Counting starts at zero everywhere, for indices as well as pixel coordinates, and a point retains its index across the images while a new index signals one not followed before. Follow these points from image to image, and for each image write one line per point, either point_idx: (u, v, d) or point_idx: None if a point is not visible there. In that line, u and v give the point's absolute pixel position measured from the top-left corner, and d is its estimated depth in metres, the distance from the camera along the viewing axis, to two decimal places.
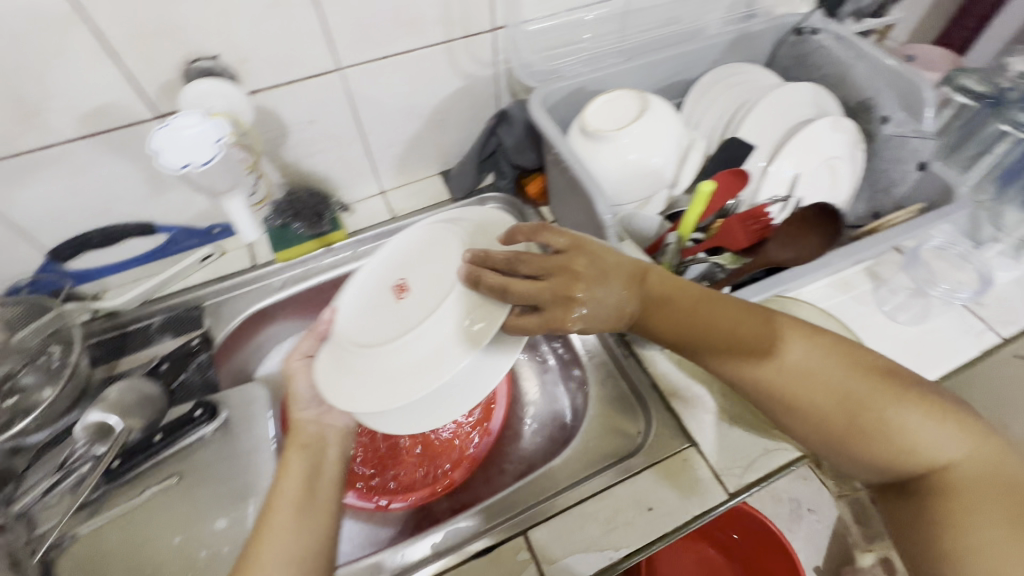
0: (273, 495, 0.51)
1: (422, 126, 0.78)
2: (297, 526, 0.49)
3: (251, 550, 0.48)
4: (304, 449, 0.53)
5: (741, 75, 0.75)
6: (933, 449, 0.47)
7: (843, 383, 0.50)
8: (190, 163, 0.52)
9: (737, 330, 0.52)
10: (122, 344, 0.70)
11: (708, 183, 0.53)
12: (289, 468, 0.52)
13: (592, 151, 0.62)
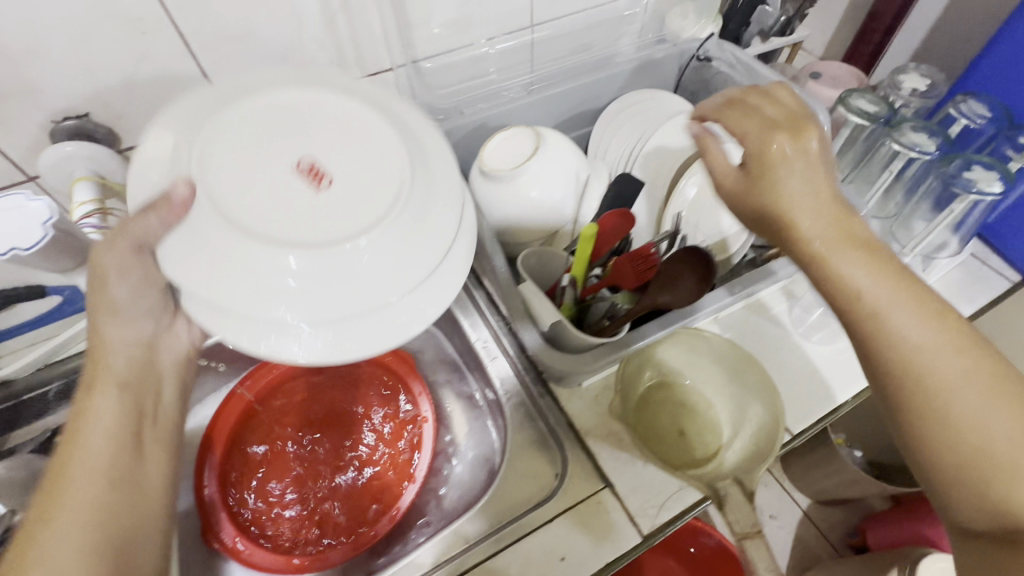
0: (76, 435, 0.42)
1: None
2: (111, 457, 0.43)
3: (54, 479, 0.40)
4: (122, 364, 0.47)
5: (647, 101, 0.75)
6: (1016, 478, 0.36)
7: (946, 353, 0.40)
8: None
9: (837, 242, 0.44)
10: (16, 417, 0.66)
11: (591, 228, 0.54)
12: (102, 380, 0.45)
13: (493, 192, 0.61)
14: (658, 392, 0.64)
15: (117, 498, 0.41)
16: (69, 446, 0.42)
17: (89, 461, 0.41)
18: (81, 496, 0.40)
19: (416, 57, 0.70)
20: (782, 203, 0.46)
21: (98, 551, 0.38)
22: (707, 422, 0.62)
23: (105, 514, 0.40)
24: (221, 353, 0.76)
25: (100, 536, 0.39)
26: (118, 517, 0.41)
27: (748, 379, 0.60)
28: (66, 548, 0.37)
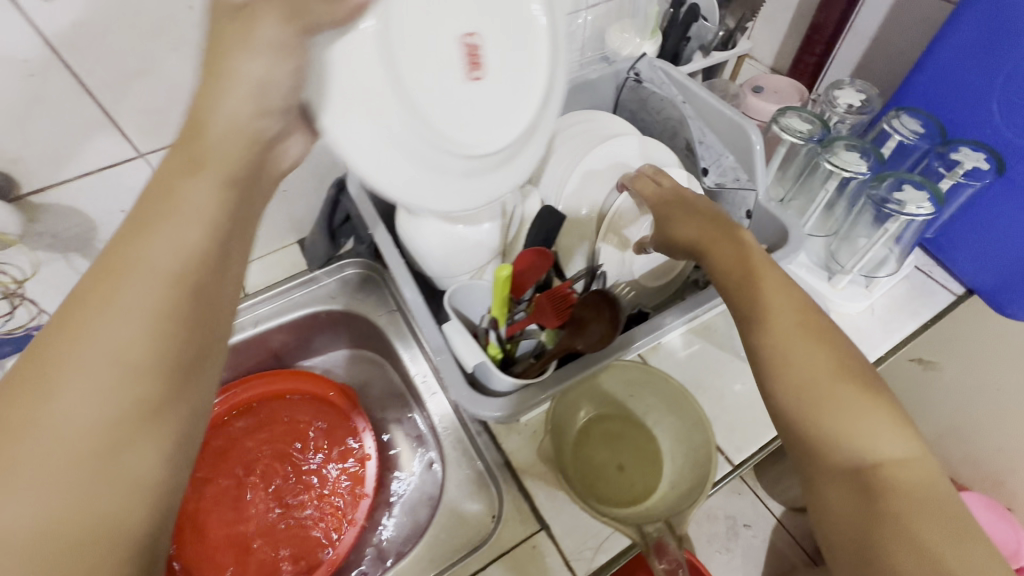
0: (71, 327, 0.29)
1: None
2: (132, 349, 0.30)
3: (25, 396, 0.28)
4: (173, 240, 0.32)
5: (585, 122, 0.72)
6: (833, 412, 0.40)
7: (789, 311, 0.44)
8: None
9: (710, 234, 0.51)
10: None
11: (503, 269, 0.51)
12: (120, 250, 0.31)
13: (418, 227, 0.59)
14: (597, 425, 0.62)
15: (115, 407, 0.29)
16: (81, 339, 0.29)
17: (86, 372, 0.28)
18: (14, 431, 0.27)
19: None
20: (674, 223, 0.55)
21: (70, 500, 0.27)
22: (646, 457, 0.60)
23: (64, 450, 0.27)
24: None
25: (63, 494, 0.27)
26: (113, 452, 0.28)
27: (683, 412, 0.58)
28: (1, 497, 0.26)
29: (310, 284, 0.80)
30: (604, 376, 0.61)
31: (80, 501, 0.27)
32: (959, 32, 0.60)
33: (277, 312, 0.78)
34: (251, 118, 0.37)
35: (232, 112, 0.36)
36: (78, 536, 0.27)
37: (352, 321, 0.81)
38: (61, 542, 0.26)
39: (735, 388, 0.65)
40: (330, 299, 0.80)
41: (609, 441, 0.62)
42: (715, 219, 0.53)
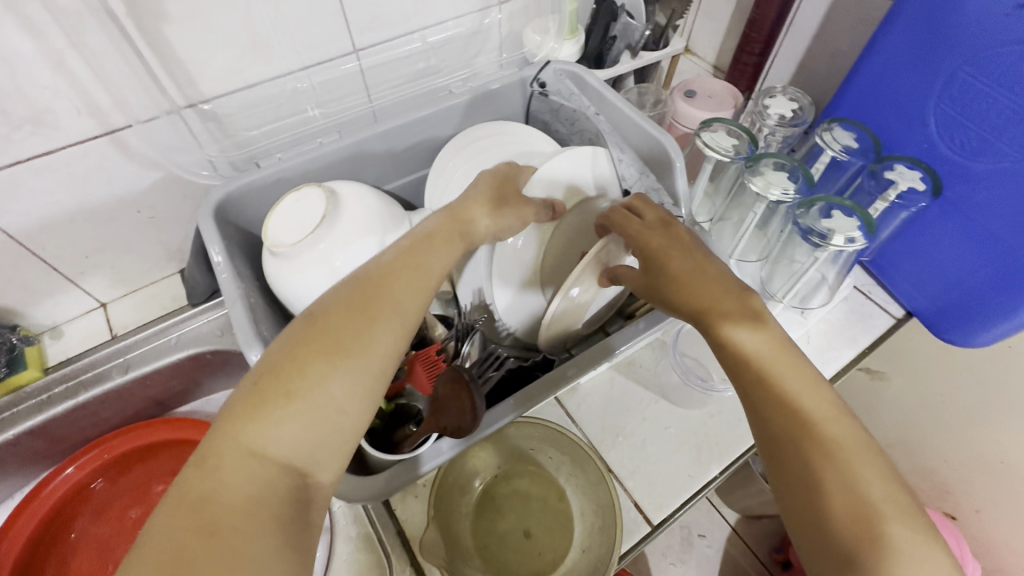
0: (361, 311, 0.38)
1: (127, 227, 0.65)
2: (388, 345, 0.38)
3: (313, 346, 0.36)
4: (423, 275, 0.42)
5: (492, 138, 0.65)
6: (889, 551, 0.32)
7: (824, 414, 0.37)
8: None
9: (723, 303, 0.42)
10: None
11: None
12: (394, 272, 0.41)
13: (287, 275, 0.51)
14: (503, 484, 0.56)
15: (366, 387, 0.37)
16: (358, 319, 0.38)
17: (332, 378, 0.36)
18: (310, 377, 0.35)
19: (198, 97, 0.58)
20: (678, 285, 0.44)
21: (319, 440, 0.35)
22: (556, 519, 0.54)
23: (333, 405, 0.35)
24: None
25: (316, 438, 0.35)
26: (349, 420, 0.36)
27: (588, 469, 0.52)
28: (293, 419, 0.34)
29: (195, 321, 0.70)
30: (508, 428, 0.55)
31: (325, 443, 0.35)
32: (892, 38, 0.55)
33: (153, 353, 0.68)
34: (492, 217, 0.49)
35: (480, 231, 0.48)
36: (308, 469, 0.35)
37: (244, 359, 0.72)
38: (301, 466, 0.34)
39: (661, 433, 0.59)
40: (217, 338, 0.70)
41: (516, 503, 0.55)
42: (720, 282, 0.44)
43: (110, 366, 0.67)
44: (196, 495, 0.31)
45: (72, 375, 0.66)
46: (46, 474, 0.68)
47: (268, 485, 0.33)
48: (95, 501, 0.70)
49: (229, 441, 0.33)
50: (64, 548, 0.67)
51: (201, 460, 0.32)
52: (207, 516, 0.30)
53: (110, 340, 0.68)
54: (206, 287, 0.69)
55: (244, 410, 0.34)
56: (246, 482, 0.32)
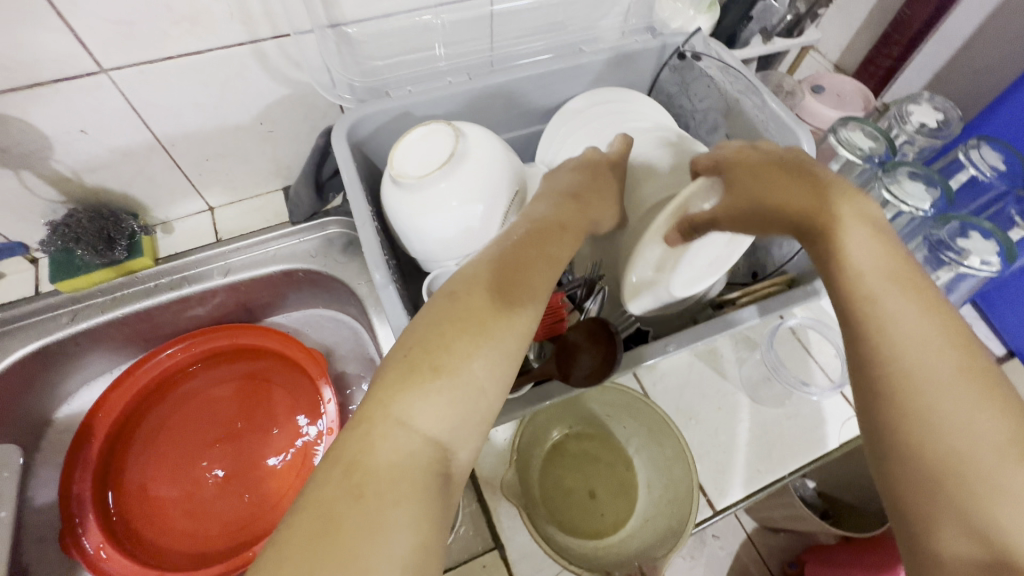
0: (500, 286, 0.37)
1: (247, 139, 0.67)
2: (523, 321, 0.37)
3: (451, 321, 0.35)
4: (554, 251, 0.41)
5: (613, 103, 0.65)
6: (992, 489, 0.30)
7: (934, 347, 0.34)
8: None
9: (825, 209, 0.40)
10: None
11: None
12: (528, 248, 0.39)
13: (406, 204, 0.52)
14: (573, 443, 0.58)
15: (503, 368, 0.36)
16: (494, 297, 0.36)
17: (473, 356, 0.35)
18: (449, 356, 0.34)
19: (341, 19, 0.58)
20: (765, 192, 0.42)
21: (459, 417, 0.34)
22: (621, 484, 0.55)
23: (475, 382, 0.34)
24: (106, 336, 0.69)
25: (460, 416, 0.34)
26: (486, 398, 0.35)
27: (666, 444, 0.52)
28: (439, 393, 0.33)
29: (291, 240, 0.73)
30: (589, 392, 0.56)
31: (460, 420, 0.34)
32: None
33: (250, 265, 0.72)
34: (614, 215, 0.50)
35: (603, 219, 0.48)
36: (452, 447, 0.34)
37: (331, 285, 0.75)
38: (444, 443, 0.33)
39: (733, 424, 0.59)
40: (309, 259, 0.73)
41: (584, 463, 0.57)
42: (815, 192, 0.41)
43: (209, 268, 0.71)
44: (351, 455, 0.31)
45: (176, 270, 0.69)
46: (148, 353, 0.73)
47: (416, 453, 0.32)
48: (185, 387, 0.75)
49: (382, 407, 0.33)
50: (152, 421, 0.73)
51: (359, 422, 0.33)
52: (359, 477, 0.30)
53: (213, 243, 0.71)
54: (308, 206, 0.72)
55: (392, 380, 0.33)
56: (394, 451, 0.32)
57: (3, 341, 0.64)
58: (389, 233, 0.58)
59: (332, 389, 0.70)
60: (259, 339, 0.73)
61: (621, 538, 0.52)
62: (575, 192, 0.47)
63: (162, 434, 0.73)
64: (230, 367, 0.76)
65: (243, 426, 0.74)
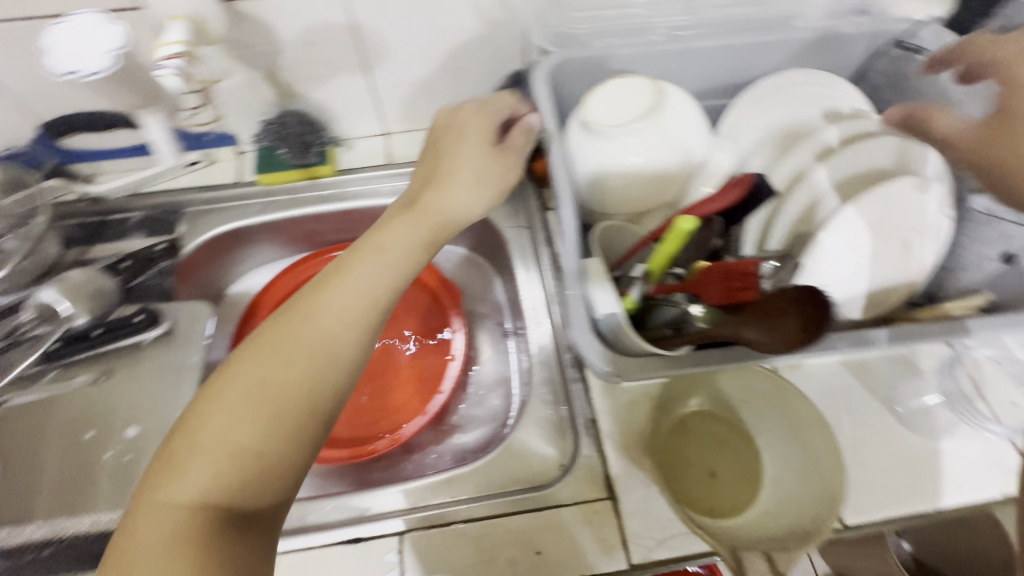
0: (275, 330, 0.42)
1: (436, 72, 0.71)
2: (340, 360, 0.42)
3: (232, 369, 0.40)
4: (356, 297, 0.44)
5: (812, 86, 0.61)
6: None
7: None
8: (79, 71, 0.52)
9: None
10: (99, 232, 0.72)
11: (686, 222, 0.45)
12: (314, 292, 0.44)
13: (591, 152, 0.52)
14: (699, 421, 0.57)
15: (263, 415, 0.38)
16: (262, 352, 0.41)
17: (224, 402, 0.39)
18: (209, 425, 0.38)
19: None
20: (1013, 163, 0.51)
21: (217, 473, 0.36)
22: (744, 472, 0.54)
23: (237, 434, 0.38)
24: (283, 231, 0.77)
25: (228, 471, 0.37)
26: (263, 450, 0.38)
27: (809, 442, 0.50)
28: (193, 458, 0.37)
29: None
30: (728, 374, 0.55)
31: (238, 485, 0.37)
32: None
33: None
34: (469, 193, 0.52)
35: (473, 204, 0.52)
36: (219, 503, 0.36)
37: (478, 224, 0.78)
38: (212, 502, 0.36)
39: (876, 446, 0.55)
40: None
41: (708, 443, 0.56)
42: None
43: (376, 187, 0.76)
44: (120, 545, 0.35)
45: (349, 184, 0.76)
46: (310, 253, 0.81)
47: (178, 517, 0.35)
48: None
49: (151, 494, 0.36)
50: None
51: (137, 508, 0.36)
52: (126, 561, 0.33)
53: (383, 163, 0.77)
54: None
55: (171, 449, 0.38)
56: (155, 529, 0.35)
57: (207, 216, 0.74)
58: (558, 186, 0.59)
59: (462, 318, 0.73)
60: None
61: (738, 524, 0.51)
62: (430, 178, 0.53)
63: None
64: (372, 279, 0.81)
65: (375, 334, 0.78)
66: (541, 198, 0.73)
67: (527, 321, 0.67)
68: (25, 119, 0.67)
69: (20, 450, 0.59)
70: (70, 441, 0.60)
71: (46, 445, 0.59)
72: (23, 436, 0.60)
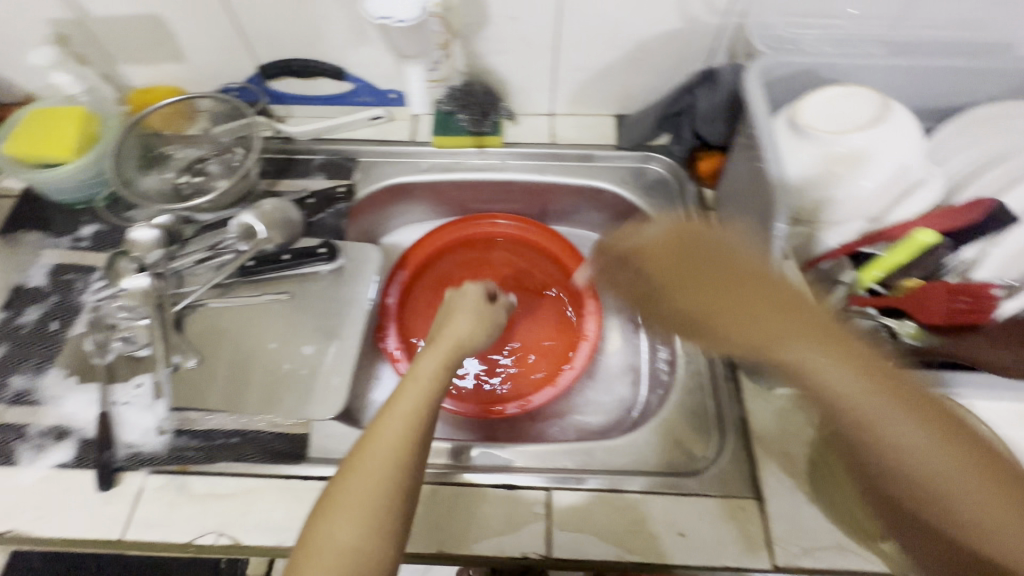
0: (350, 465, 0.45)
1: (619, 61, 0.73)
2: (405, 451, 0.45)
3: (331, 495, 0.44)
4: (407, 415, 0.47)
5: None
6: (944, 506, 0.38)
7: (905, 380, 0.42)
8: (390, 17, 0.62)
9: None
10: (286, 169, 0.79)
11: (926, 235, 0.48)
12: (378, 429, 0.46)
13: (799, 153, 0.52)
14: None
15: (358, 525, 0.42)
16: (348, 478, 0.44)
17: (339, 518, 0.42)
18: (336, 533, 0.42)
19: None
20: None
21: None
22: None
23: (342, 546, 0.41)
24: (442, 192, 0.82)
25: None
26: (362, 552, 0.41)
27: None
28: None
29: (610, 162, 0.80)
30: None
31: None
32: None
33: (568, 172, 0.80)
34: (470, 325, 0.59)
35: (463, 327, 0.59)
36: None
37: (627, 215, 0.79)
38: None
39: None
40: (619, 183, 0.79)
41: None
42: None
43: (535, 164, 0.80)
44: None
45: (512, 156, 0.80)
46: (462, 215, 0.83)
47: None
48: (471, 256, 0.84)
49: None
50: (440, 273, 0.82)
51: None
52: None
53: (547, 142, 0.80)
54: (639, 135, 0.77)
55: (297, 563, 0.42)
56: None
57: (381, 168, 0.80)
58: (746, 178, 0.60)
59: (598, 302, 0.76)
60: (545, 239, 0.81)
61: None
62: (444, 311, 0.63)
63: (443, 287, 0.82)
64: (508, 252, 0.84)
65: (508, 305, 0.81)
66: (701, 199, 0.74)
67: None
68: (248, 59, 0.75)
69: (213, 347, 0.66)
70: (254, 348, 0.67)
71: (235, 346, 0.67)
72: (214, 336, 0.67)
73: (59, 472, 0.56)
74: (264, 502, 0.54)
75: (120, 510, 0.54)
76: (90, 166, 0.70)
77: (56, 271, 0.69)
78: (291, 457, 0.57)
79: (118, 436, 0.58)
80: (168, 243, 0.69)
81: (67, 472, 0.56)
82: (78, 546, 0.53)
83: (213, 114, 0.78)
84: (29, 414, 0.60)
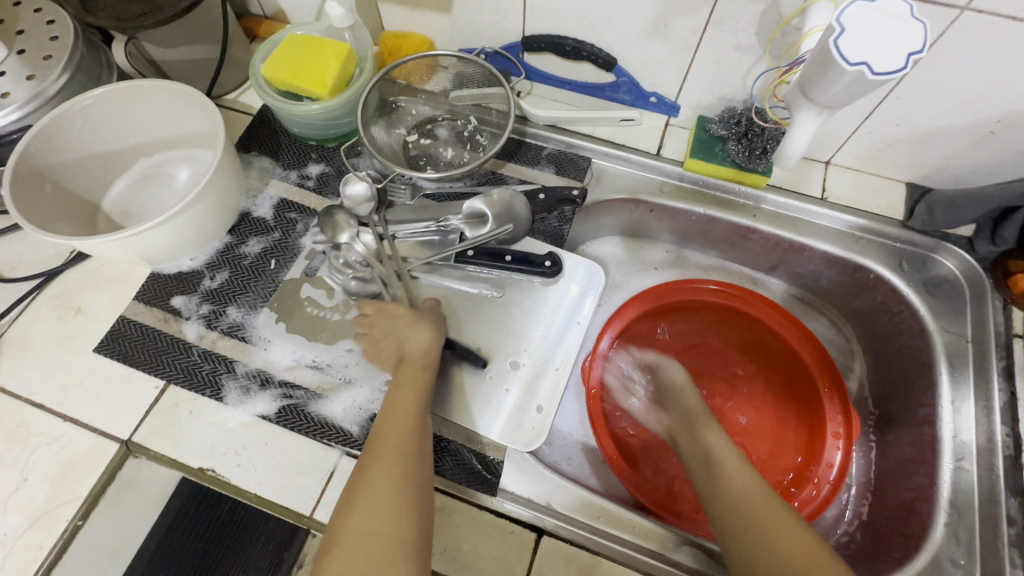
0: (367, 454, 0.47)
1: (960, 128, 0.59)
2: (416, 426, 0.49)
3: (354, 486, 0.45)
4: (403, 413, 0.49)
5: None
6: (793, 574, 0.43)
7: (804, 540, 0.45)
8: (865, 63, 0.37)
9: None
10: (516, 151, 0.72)
11: None
12: (383, 423, 0.49)
13: None
14: None
15: (383, 508, 0.43)
16: (371, 464, 0.46)
17: (371, 498, 0.43)
18: (355, 521, 0.43)
19: None
20: None
21: (368, 550, 0.41)
22: None
23: (367, 531, 0.42)
24: (670, 219, 0.73)
25: (387, 540, 0.41)
26: (392, 528, 0.42)
27: None
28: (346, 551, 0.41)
29: (888, 240, 0.66)
30: None
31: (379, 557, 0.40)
32: None
33: (833, 237, 0.67)
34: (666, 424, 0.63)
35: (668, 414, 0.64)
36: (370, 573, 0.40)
37: (890, 308, 0.66)
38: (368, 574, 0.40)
39: None
40: (895, 268, 0.65)
41: None
42: None
43: (793, 218, 0.68)
44: None
45: (770, 203, 0.68)
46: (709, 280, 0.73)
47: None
48: (704, 322, 0.74)
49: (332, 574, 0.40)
50: (662, 329, 0.73)
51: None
52: None
53: (818, 197, 0.68)
54: (942, 220, 0.63)
55: (336, 540, 0.42)
56: None
57: (615, 178, 0.71)
58: None
59: (843, 456, 0.62)
60: (800, 345, 0.68)
61: None
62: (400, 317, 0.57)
63: (663, 342, 0.73)
64: (751, 338, 0.72)
65: (720, 392, 0.71)
66: (1005, 320, 0.60)
67: (945, 454, 0.56)
68: (516, 25, 0.67)
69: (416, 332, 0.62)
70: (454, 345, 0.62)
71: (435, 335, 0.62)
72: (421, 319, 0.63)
73: (261, 423, 0.55)
74: (455, 525, 0.52)
75: (313, 484, 0.53)
76: (335, 107, 0.66)
77: (281, 205, 0.67)
78: (485, 484, 0.53)
79: (320, 402, 0.57)
80: (377, 201, 0.65)
81: (269, 425, 0.55)
82: (271, 508, 0.52)
83: (459, 76, 0.71)
84: (240, 350, 0.59)
